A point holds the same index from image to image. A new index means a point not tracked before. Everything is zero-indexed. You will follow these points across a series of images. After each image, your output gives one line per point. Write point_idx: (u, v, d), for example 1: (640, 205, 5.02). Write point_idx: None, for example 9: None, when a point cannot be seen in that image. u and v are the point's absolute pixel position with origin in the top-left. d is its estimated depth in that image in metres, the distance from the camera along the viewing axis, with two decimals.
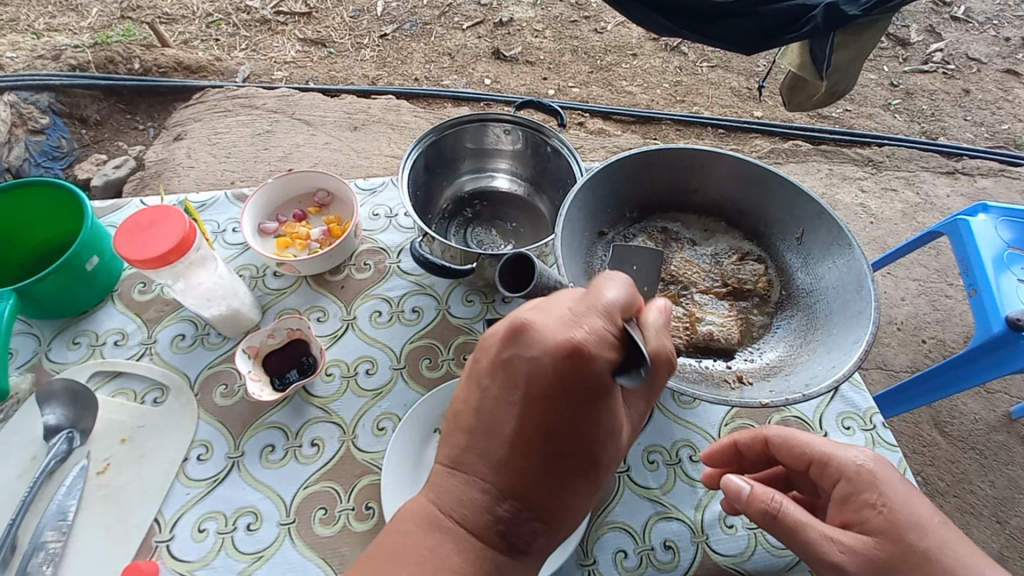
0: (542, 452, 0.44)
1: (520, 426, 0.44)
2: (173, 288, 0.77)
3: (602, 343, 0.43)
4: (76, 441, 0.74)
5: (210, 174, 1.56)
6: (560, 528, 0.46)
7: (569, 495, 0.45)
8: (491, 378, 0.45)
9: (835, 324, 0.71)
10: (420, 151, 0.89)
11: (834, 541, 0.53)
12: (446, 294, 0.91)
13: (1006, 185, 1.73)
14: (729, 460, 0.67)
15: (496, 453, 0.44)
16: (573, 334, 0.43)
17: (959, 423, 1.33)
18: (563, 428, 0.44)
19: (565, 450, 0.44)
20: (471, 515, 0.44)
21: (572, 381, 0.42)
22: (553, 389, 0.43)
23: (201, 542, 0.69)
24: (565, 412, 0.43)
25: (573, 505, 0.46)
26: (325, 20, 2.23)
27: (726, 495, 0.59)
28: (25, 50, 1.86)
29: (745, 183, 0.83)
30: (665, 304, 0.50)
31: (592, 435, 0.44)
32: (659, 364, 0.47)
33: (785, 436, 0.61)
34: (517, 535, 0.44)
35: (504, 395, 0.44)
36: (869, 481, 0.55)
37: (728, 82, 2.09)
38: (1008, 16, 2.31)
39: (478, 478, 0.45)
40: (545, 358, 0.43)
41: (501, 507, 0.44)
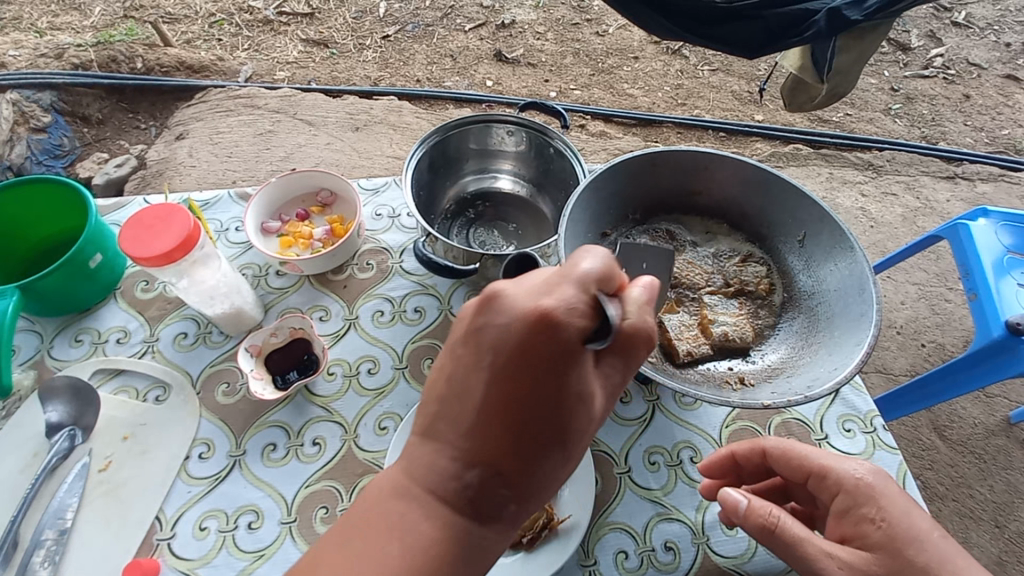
0: (509, 418, 0.41)
1: (488, 391, 0.42)
2: (176, 285, 0.78)
3: (574, 308, 0.41)
4: (78, 439, 0.74)
5: (212, 173, 1.56)
6: (536, 500, 0.43)
7: (542, 465, 0.42)
8: (462, 344, 0.43)
9: (836, 327, 0.72)
10: (423, 152, 0.89)
11: (832, 556, 0.53)
12: (448, 294, 0.91)
13: (1006, 190, 1.74)
14: (727, 471, 0.67)
15: (464, 418, 0.42)
16: (541, 300, 0.41)
17: (958, 427, 1.33)
18: (532, 393, 0.41)
19: (534, 416, 0.41)
20: (440, 481, 0.42)
21: (539, 342, 0.40)
22: (519, 350, 0.40)
23: (202, 540, 0.69)
24: (531, 375, 0.41)
25: (545, 477, 0.43)
26: (327, 20, 2.23)
27: (724, 508, 0.59)
28: (28, 48, 1.86)
29: (747, 186, 0.83)
30: (652, 280, 0.47)
31: (563, 401, 0.41)
32: (637, 340, 0.45)
33: (782, 448, 0.61)
34: (482, 504, 0.42)
35: (472, 359, 0.42)
36: (867, 494, 0.55)
37: (730, 85, 2.09)
38: (1009, 21, 2.32)
39: (446, 443, 0.43)
40: (513, 322, 0.41)
41: (467, 473, 0.42)
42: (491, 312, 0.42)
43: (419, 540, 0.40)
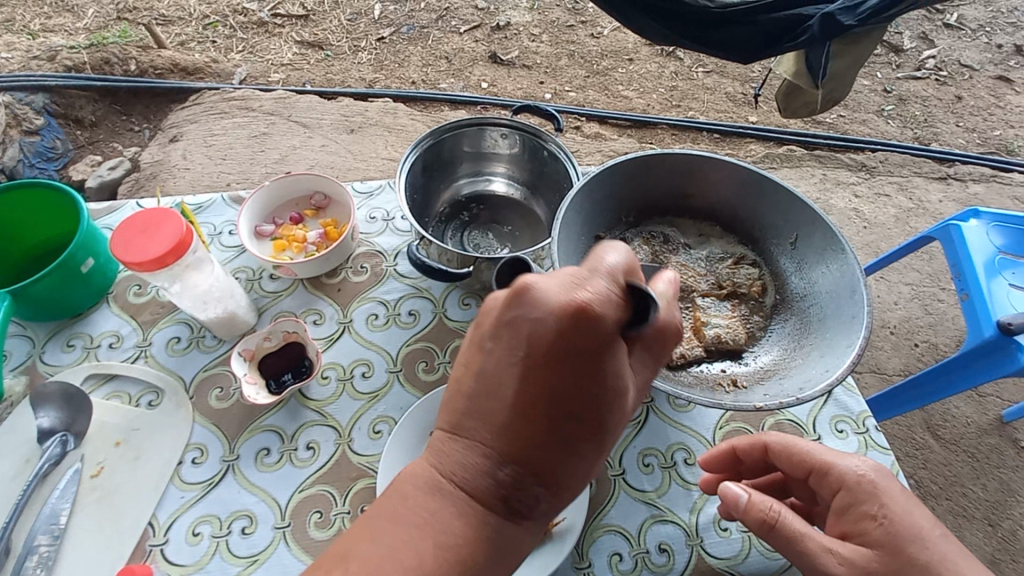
0: (544, 412, 0.40)
1: (522, 386, 0.40)
2: (169, 289, 0.77)
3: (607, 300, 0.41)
4: (70, 444, 0.74)
5: (206, 176, 1.56)
6: (566, 495, 0.43)
7: (576, 460, 0.42)
8: (493, 340, 0.41)
9: (828, 328, 0.72)
10: (417, 155, 0.89)
11: (832, 552, 0.53)
12: (443, 297, 0.91)
13: (998, 190, 1.75)
14: (727, 466, 0.68)
15: (497, 415, 0.41)
16: (578, 295, 0.40)
17: (951, 426, 1.34)
18: (568, 388, 0.40)
19: (570, 410, 0.41)
20: (470, 477, 0.41)
21: (576, 337, 0.40)
22: (556, 345, 0.40)
23: (196, 546, 0.69)
24: (567, 369, 0.40)
25: (577, 471, 0.43)
26: (322, 22, 2.23)
27: (723, 502, 0.59)
28: (21, 51, 1.85)
29: (739, 189, 0.84)
30: (673, 275, 0.51)
31: (598, 394, 0.41)
32: (668, 333, 0.47)
33: (785, 443, 0.62)
34: (517, 499, 0.41)
35: (506, 355, 0.41)
36: (870, 492, 0.56)
37: (724, 87, 2.10)
38: (1001, 23, 2.33)
39: (476, 440, 0.41)
40: (550, 318, 0.40)
41: (502, 469, 0.41)
42: (523, 306, 0.40)
43: (452, 539, 0.39)
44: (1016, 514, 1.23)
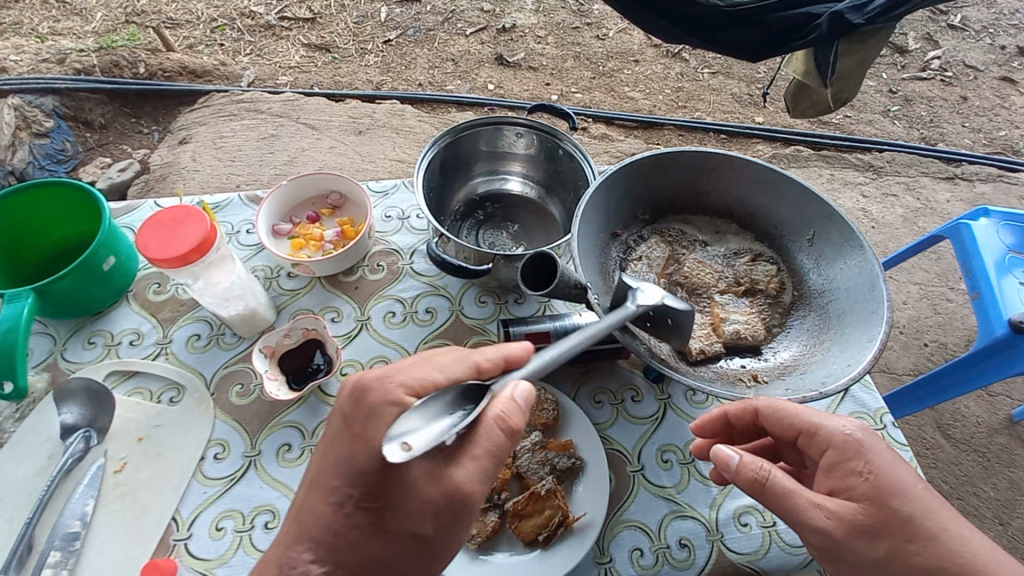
0: (330, 499, 0.50)
1: (322, 473, 0.51)
2: (192, 287, 0.78)
3: (398, 391, 0.48)
4: (93, 440, 0.74)
5: (215, 177, 1.56)
6: None
7: (367, 541, 0.50)
8: (327, 433, 0.53)
9: (848, 324, 0.73)
10: (434, 152, 0.90)
11: (820, 507, 0.52)
12: (459, 295, 0.92)
13: (1005, 190, 1.76)
14: (719, 431, 0.68)
15: (309, 501, 0.52)
16: (373, 384, 0.49)
17: (961, 425, 1.34)
18: (349, 476, 0.49)
19: (352, 497, 0.50)
20: (279, 566, 0.50)
21: (356, 419, 0.49)
22: (341, 431, 0.51)
23: (219, 540, 0.69)
24: (343, 452, 0.50)
25: (374, 554, 0.50)
26: (328, 26, 2.24)
27: (715, 464, 0.58)
28: (30, 53, 1.86)
29: (755, 186, 0.84)
30: (521, 389, 0.50)
31: (373, 478, 0.49)
32: (485, 435, 0.49)
33: (774, 407, 0.60)
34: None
35: (329, 444, 0.52)
36: (856, 449, 0.54)
37: (729, 88, 2.11)
38: (1003, 24, 2.35)
39: (290, 528, 0.52)
40: (346, 405, 0.51)
41: (300, 555, 0.50)
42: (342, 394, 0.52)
43: None
44: None
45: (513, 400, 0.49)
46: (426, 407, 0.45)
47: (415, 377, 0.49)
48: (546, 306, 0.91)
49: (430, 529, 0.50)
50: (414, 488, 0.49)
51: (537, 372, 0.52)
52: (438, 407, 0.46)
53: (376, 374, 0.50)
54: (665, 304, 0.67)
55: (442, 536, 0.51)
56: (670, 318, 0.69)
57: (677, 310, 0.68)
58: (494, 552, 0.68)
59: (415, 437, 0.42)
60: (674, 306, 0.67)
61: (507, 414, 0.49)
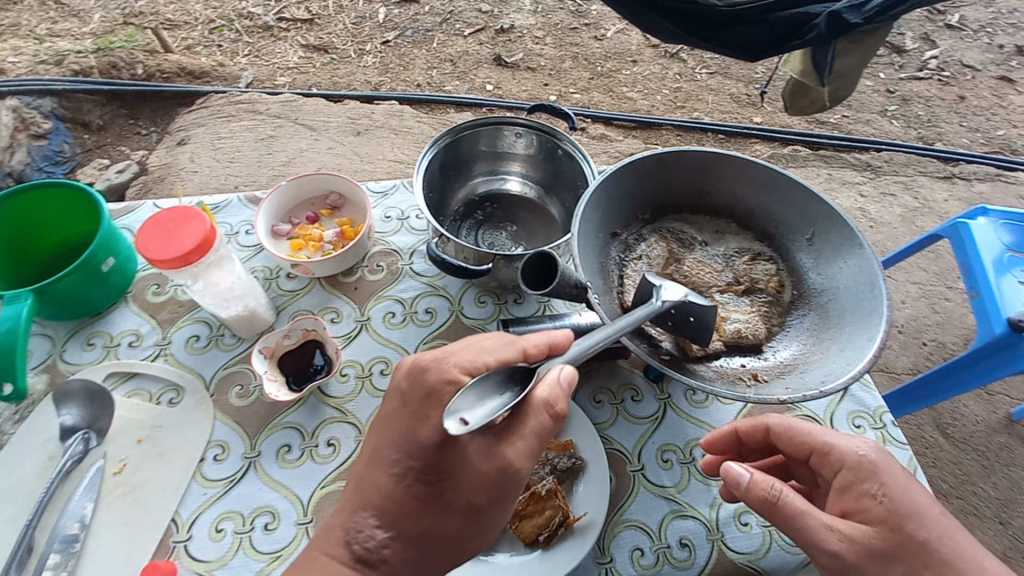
0: (392, 470, 0.51)
1: (380, 447, 0.52)
2: (192, 287, 0.78)
3: (454, 371, 0.50)
4: (92, 442, 0.74)
5: (214, 178, 1.56)
6: (422, 550, 0.51)
7: (425, 514, 0.50)
8: (383, 411, 0.54)
9: (847, 323, 0.73)
10: (434, 153, 0.90)
11: (832, 529, 0.52)
12: (459, 295, 0.92)
13: (1003, 189, 1.76)
14: (730, 447, 0.68)
15: (367, 475, 0.52)
16: (430, 365, 0.51)
17: (960, 424, 1.35)
18: (410, 447, 0.50)
19: (412, 470, 0.50)
20: (342, 530, 0.51)
21: (415, 397, 0.51)
22: (400, 408, 0.52)
23: (219, 542, 0.69)
24: (403, 427, 0.51)
25: (432, 527, 0.51)
26: (327, 26, 2.24)
27: (725, 482, 0.58)
28: (28, 55, 1.86)
29: (755, 187, 0.84)
30: (564, 373, 0.53)
31: (433, 453, 0.49)
32: (534, 415, 0.52)
33: (786, 425, 0.61)
34: (375, 552, 0.50)
35: (385, 421, 0.53)
36: (870, 470, 0.54)
37: (728, 88, 2.11)
38: (1001, 23, 2.35)
39: (351, 496, 0.52)
40: (403, 382, 0.52)
41: (363, 521, 0.50)
42: (398, 374, 0.54)
43: None
44: None
45: (558, 383, 0.53)
46: (479, 387, 0.49)
47: (467, 358, 0.51)
48: (546, 305, 0.91)
49: (484, 503, 0.51)
50: (471, 463, 0.50)
51: (576, 359, 0.55)
52: (489, 386, 0.50)
53: (432, 355, 0.52)
54: (688, 301, 0.68)
55: (491, 511, 0.52)
56: (692, 317, 0.69)
57: (700, 307, 0.68)
58: (495, 552, 0.68)
59: (471, 415, 0.47)
60: (697, 303, 0.68)
61: (553, 398, 0.52)
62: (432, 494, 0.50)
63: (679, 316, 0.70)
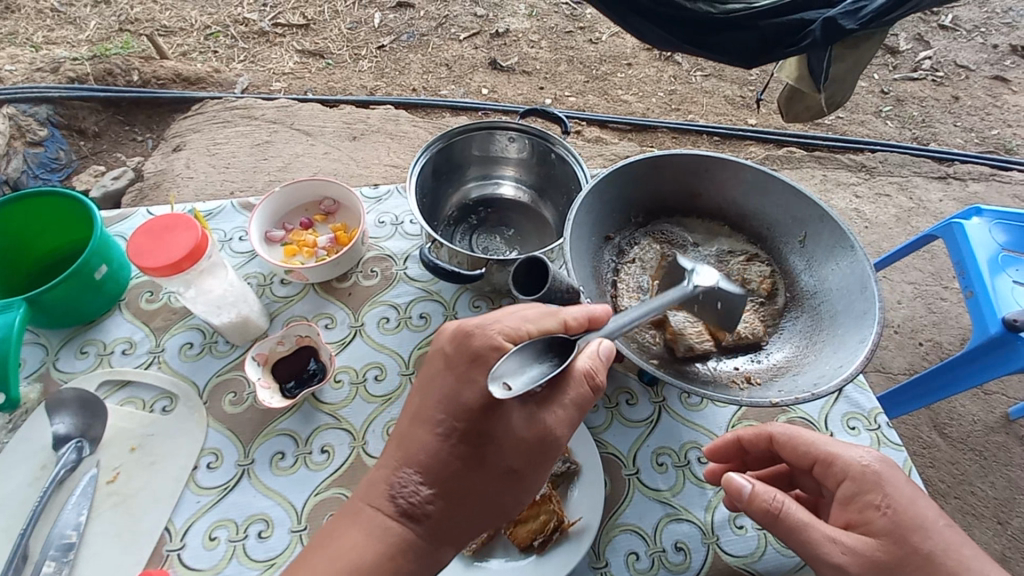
0: (436, 430, 0.50)
1: (422, 405, 0.52)
2: (184, 294, 0.78)
3: (499, 338, 0.50)
4: (85, 450, 0.74)
5: (210, 184, 1.57)
6: (462, 508, 0.50)
7: (468, 471, 0.50)
8: (424, 374, 0.54)
9: (840, 324, 0.73)
10: (427, 158, 0.90)
11: (835, 541, 0.52)
12: (453, 300, 0.92)
13: (997, 189, 1.76)
14: (733, 455, 0.68)
15: (408, 433, 0.52)
16: (473, 328, 0.51)
17: (957, 424, 1.35)
18: (456, 409, 0.50)
19: (456, 429, 0.50)
20: (386, 486, 0.50)
21: (459, 362, 0.50)
22: (444, 370, 0.51)
23: (212, 550, 0.69)
24: (448, 390, 0.50)
25: (474, 484, 0.50)
26: (322, 32, 2.24)
27: (727, 493, 0.58)
28: (24, 63, 1.86)
29: (747, 189, 0.84)
30: (603, 345, 0.54)
31: (479, 414, 0.49)
32: (573, 384, 0.52)
33: (790, 434, 0.61)
34: (418, 506, 0.49)
35: (428, 383, 0.52)
36: (874, 481, 0.54)
37: (722, 91, 2.12)
38: (995, 23, 2.36)
39: (393, 453, 0.52)
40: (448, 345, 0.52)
41: (408, 476, 0.50)
42: (439, 339, 0.54)
43: None
44: None
45: (597, 355, 0.54)
46: (523, 354, 0.47)
47: (511, 326, 0.51)
48: None
49: (523, 466, 0.51)
50: (513, 427, 0.50)
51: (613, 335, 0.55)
52: (530, 355, 0.48)
53: (475, 321, 0.52)
54: (720, 287, 0.68)
55: (530, 474, 0.52)
56: (720, 302, 0.69)
57: (730, 294, 0.69)
58: (489, 558, 0.67)
59: (513, 380, 0.46)
60: (729, 290, 0.68)
61: (593, 370, 0.53)
62: (474, 452, 0.50)
63: (708, 301, 0.69)
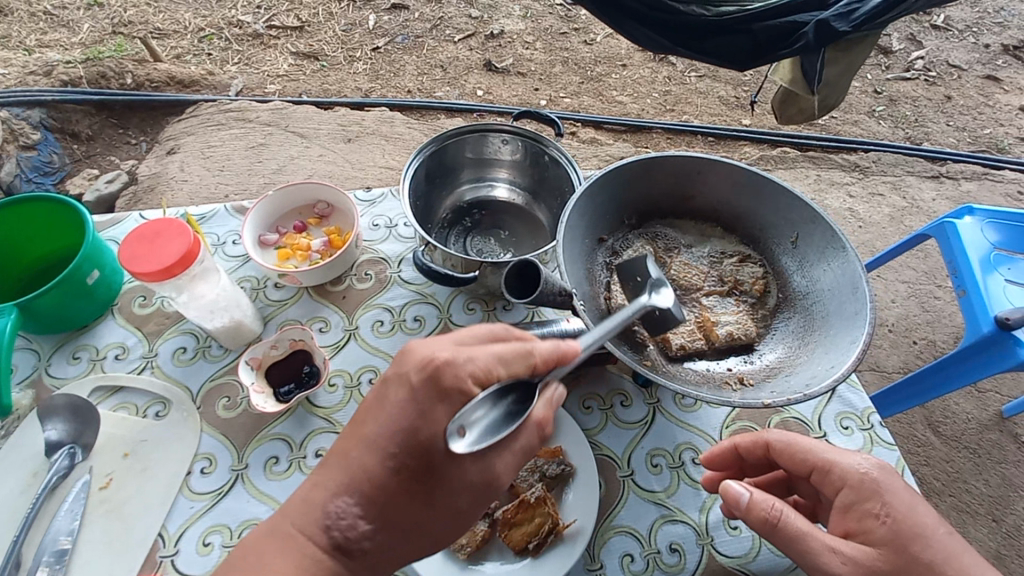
0: (387, 463, 0.48)
1: (375, 432, 0.49)
2: (177, 299, 0.78)
3: (467, 380, 0.49)
4: (78, 457, 0.73)
5: (204, 187, 1.56)
6: (400, 541, 0.50)
7: (414, 508, 0.49)
8: (377, 396, 0.50)
9: (831, 325, 0.73)
10: (420, 161, 0.90)
11: (835, 551, 0.52)
12: (447, 303, 0.92)
13: (990, 188, 1.77)
14: (730, 463, 0.68)
15: (355, 460, 0.49)
16: (441, 362, 0.48)
17: (951, 422, 1.35)
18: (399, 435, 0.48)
19: (408, 467, 0.48)
20: None
21: (424, 397, 0.48)
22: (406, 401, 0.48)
23: (206, 556, 0.68)
24: (407, 423, 0.47)
25: (416, 521, 0.50)
26: (317, 34, 2.24)
27: (725, 501, 0.58)
28: (17, 67, 1.85)
29: (739, 190, 0.85)
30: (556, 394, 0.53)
31: (434, 456, 0.48)
32: (524, 432, 0.52)
33: (787, 442, 0.61)
34: (354, 542, 0.48)
35: (383, 409, 0.49)
36: (872, 490, 0.54)
37: (716, 91, 2.12)
38: (987, 23, 2.37)
39: (335, 476, 0.49)
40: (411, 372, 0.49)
41: (346, 507, 0.48)
42: (397, 365, 0.50)
43: None
44: (1019, 509, 1.24)
45: (551, 402, 0.53)
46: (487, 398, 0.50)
47: (482, 365, 0.49)
48: (534, 312, 0.91)
49: (466, 506, 0.51)
50: (463, 472, 0.50)
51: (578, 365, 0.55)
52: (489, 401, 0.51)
53: (441, 354, 0.49)
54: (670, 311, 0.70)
55: (472, 512, 0.52)
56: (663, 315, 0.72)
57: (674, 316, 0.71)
58: (483, 561, 0.67)
59: (468, 428, 0.49)
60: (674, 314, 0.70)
61: (546, 419, 0.53)
62: (421, 491, 0.49)
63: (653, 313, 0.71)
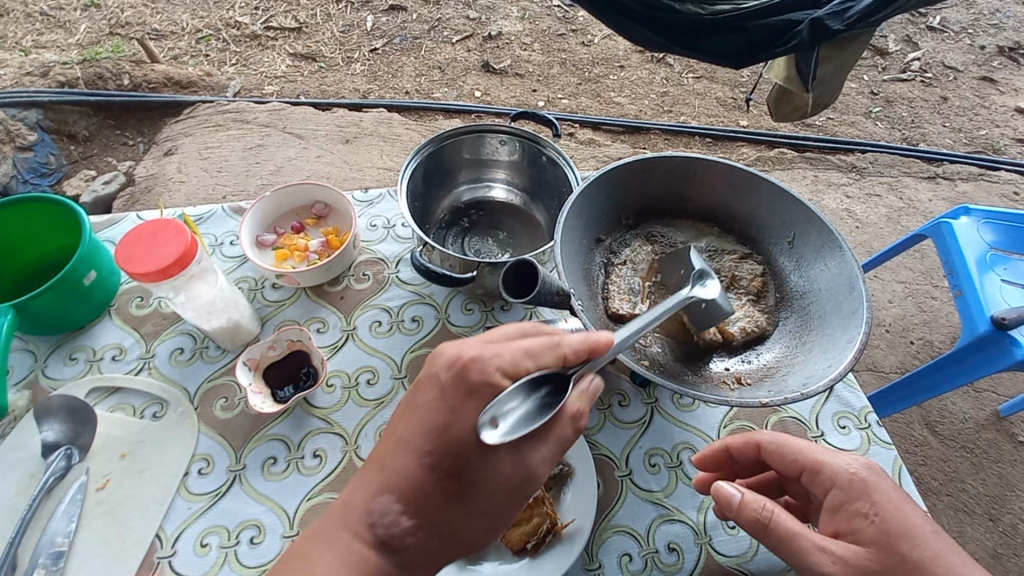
0: (422, 460, 0.49)
1: (409, 434, 0.51)
2: (174, 300, 0.77)
3: (495, 374, 0.50)
4: (74, 458, 0.73)
5: (202, 188, 1.56)
6: (442, 541, 0.50)
7: (453, 506, 0.50)
8: (413, 400, 0.52)
9: (828, 324, 0.73)
10: (418, 162, 0.90)
11: (825, 551, 0.52)
12: (445, 303, 0.92)
13: (986, 189, 1.78)
14: (722, 464, 0.68)
15: (391, 461, 0.50)
16: (468, 360, 0.50)
17: (949, 421, 1.36)
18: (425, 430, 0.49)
19: (443, 464, 0.49)
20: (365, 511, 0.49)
21: (454, 392, 0.49)
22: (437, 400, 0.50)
23: (203, 557, 0.68)
24: (438, 421, 0.49)
25: (457, 519, 0.50)
26: (314, 35, 2.24)
27: (716, 501, 0.58)
28: (14, 68, 1.85)
29: (735, 190, 0.85)
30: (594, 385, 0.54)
31: (468, 451, 0.49)
32: (560, 422, 0.52)
33: (778, 442, 0.61)
34: (398, 538, 0.49)
35: (417, 410, 0.51)
36: (861, 490, 0.55)
37: (714, 92, 2.13)
38: (983, 24, 2.38)
39: (372, 478, 0.51)
40: (441, 371, 0.51)
41: (387, 505, 0.49)
42: (428, 368, 0.53)
43: None
44: (1015, 508, 1.24)
45: (585, 393, 0.54)
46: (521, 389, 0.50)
47: (509, 360, 0.51)
48: (531, 312, 0.91)
49: (505, 502, 0.51)
50: (500, 466, 0.50)
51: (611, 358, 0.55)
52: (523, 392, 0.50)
53: (471, 351, 0.51)
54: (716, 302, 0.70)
55: (510, 510, 0.52)
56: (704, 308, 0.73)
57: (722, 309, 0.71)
58: (483, 561, 0.67)
59: (502, 419, 0.49)
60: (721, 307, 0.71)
61: (582, 410, 0.53)
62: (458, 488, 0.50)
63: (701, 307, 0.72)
